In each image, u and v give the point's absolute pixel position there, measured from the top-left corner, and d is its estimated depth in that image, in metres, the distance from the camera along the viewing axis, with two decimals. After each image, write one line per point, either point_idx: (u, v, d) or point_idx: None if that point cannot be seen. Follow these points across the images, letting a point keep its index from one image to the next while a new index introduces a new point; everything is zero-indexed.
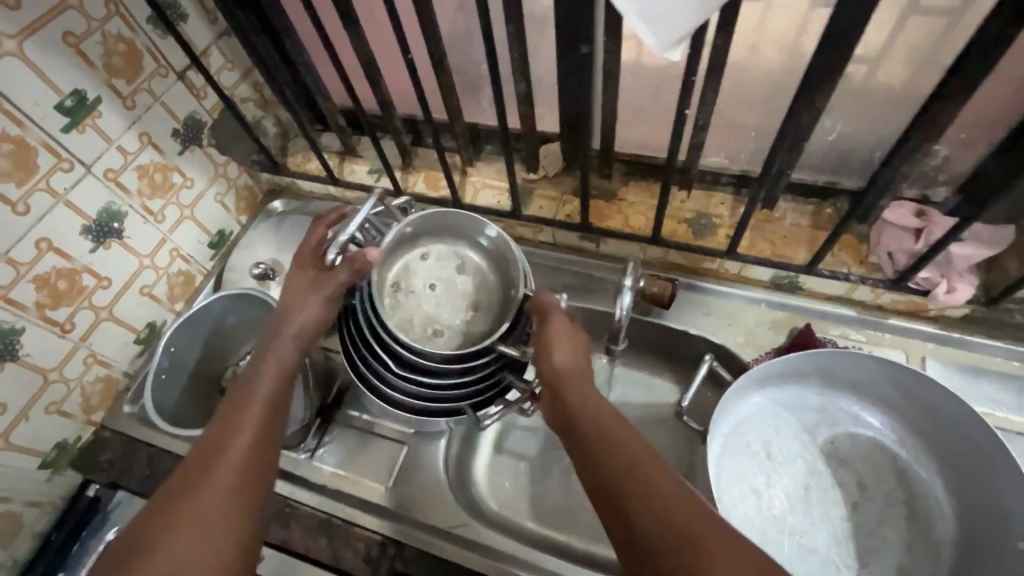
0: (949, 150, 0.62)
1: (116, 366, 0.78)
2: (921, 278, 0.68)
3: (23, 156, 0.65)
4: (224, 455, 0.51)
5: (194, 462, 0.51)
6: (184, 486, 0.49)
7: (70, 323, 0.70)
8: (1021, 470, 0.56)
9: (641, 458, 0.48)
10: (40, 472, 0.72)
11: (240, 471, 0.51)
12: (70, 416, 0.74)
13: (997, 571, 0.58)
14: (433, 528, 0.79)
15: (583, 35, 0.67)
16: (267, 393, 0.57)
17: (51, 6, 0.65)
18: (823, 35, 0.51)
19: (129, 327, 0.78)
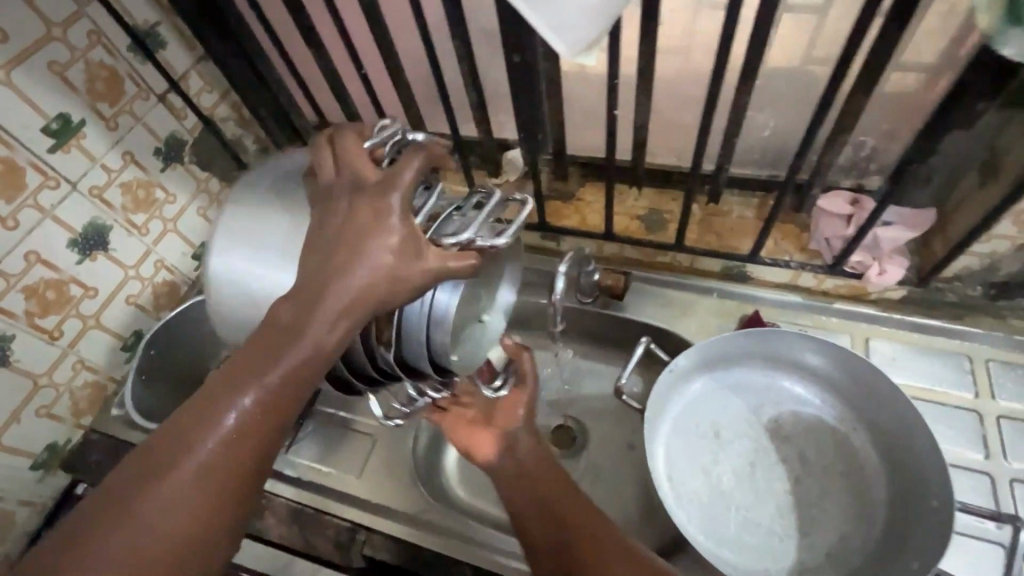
0: (875, 140, 0.73)
1: (103, 372, 0.88)
2: (855, 262, 0.77)
3: (12, 176, 0.71)
4: (209, 453, 0.42)
5: (171, 445, 0.42)
6: (155, 467, 0.42)
7: (58, 331, 0.80)
8: (936, 444, 0.60)
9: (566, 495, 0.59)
10: (32, 473, 0.82)
11: (222, 479, 0.43)
12: (59, 419, 0.84)
13: (919, 542, 0.60)
14: (401, 516, 0.75)
15: (520, 44, 0.67)
16: (279, 383, 0.44)
17: (37, 39, 0.70)
18: (725, 33, 0.59)
19: (115, 334, 0.88)
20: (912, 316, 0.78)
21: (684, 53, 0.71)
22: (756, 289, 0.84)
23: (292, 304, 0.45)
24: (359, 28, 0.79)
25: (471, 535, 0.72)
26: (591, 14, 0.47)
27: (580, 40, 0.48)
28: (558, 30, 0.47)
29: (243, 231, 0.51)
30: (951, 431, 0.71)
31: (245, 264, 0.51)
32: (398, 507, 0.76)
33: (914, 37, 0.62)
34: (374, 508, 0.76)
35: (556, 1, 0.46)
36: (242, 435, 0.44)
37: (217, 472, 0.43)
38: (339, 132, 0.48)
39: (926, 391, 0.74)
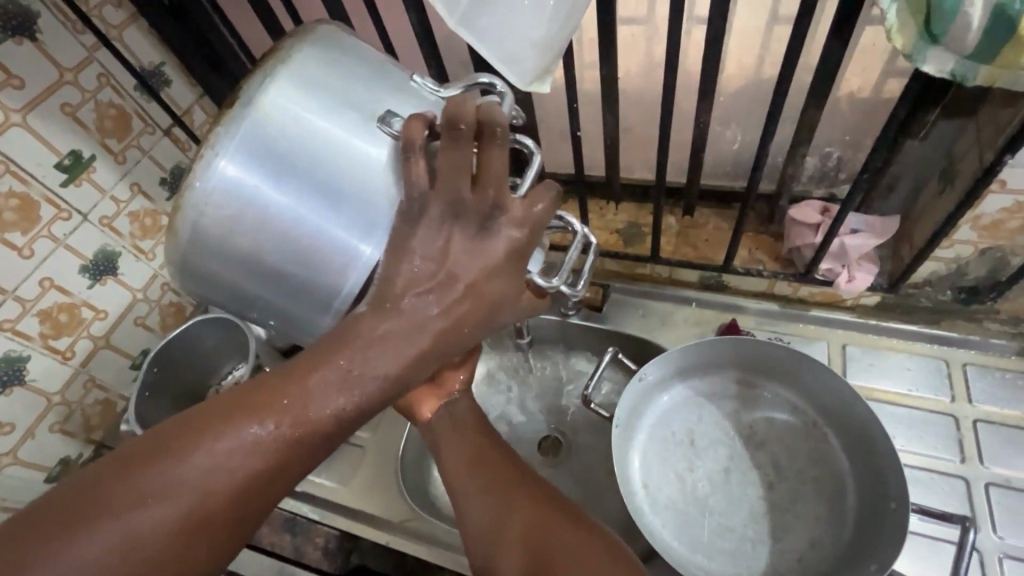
0: (839, 150, 0.76)
1: (113, 390, 0.93)
2: (826, 270, 0.78)
3: (27, 210, 0.77)
4: (235, 467, 0.43)
5: (198, 445, 0.43)
6: (177, 463, 0.42)
7: (70, 351, 0.86)
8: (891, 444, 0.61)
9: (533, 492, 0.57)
10: (47, 485, 0.88)
11: (243, 486, 0.43)
12: (71, 434, 0.89)
13: (880, 543, 0.61)
14: (386, 524, 0.78)
15: (489, 70, 0.71)
16: (321, 417, 0.45)
17: (50, 83, 0.77)
18: (676, 56, 0.62)
19: (124, 353, 0.94)
20: (889, 321, 0.79)
21: (649, 72, 0.76)
22: (734, 298, 0.86)
23: (362, 328, 0.46)
24: None
25: (450, 544, 0.75)
26: (540, 47, 0.51)
27: (533, 67, 0.52)
28: (511, 64, 0.52)
29: (288, 151, 0.44)
30: (928, 435, 0.71)
31: (279, 191, 0.44)
32: (385, 516, 0.79)
33: (862, 51, 0.65)
34: (362, 516, 0.80)
35: (505, 36, 0.50)
36: (275, 449, 0.44)
37: (241, 479, 0.43)
38: (495, 125, 0.45)
39: (903, 395, 0.74)
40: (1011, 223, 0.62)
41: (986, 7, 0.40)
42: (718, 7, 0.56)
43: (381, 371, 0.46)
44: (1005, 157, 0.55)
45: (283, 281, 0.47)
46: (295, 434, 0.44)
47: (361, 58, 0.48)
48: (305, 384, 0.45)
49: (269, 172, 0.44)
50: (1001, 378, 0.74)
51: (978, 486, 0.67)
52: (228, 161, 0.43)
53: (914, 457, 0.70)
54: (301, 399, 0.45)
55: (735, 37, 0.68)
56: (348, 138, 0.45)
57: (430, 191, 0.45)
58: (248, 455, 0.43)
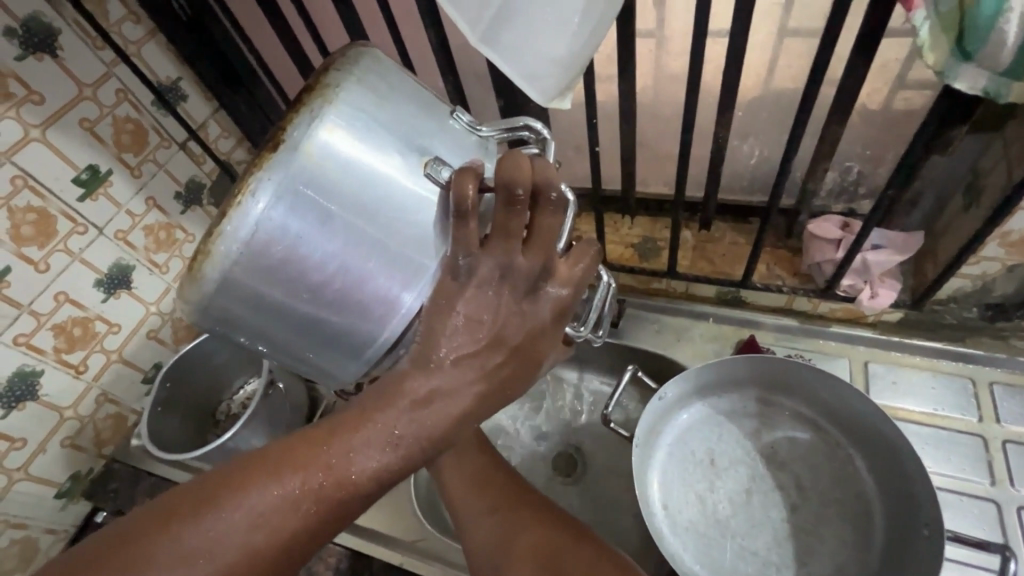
0: (860, 165, 0.75)
1: (124, 404, 0.92)
2: (847, 286, 0.77)
3: (44, 225, 0.78)
4: (272, 525, 0.42)
5: (235, 502, 0.41)
6: (213, 521, 0.41)
7: (83, 365, 0.86)
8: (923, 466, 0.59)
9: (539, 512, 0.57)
10: (57, 500, 0.87)
11: (282, 543, 0.42)
12: (82, 449, 0.88)
13: (913, 570, 0.59)
14: (399, 543, 0.77)
15: (506, 86, 0.71)
16: (359, 473, 0.43)
17: (70, 99, 0.78)
18: (696, 72, 0.62)
19: (136, 367, 0.93)
20: (913, 338, 0.77)
21: (666, 87, 0.75)
22: (752, 313, 0.84)
23: (407, 386, 0.45)
24: None
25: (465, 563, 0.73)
26: (562, 65, 0.51)
27: (555, 85, 0.52)
28: (533, 81, 0.52)
29: (334, 201, 0.42)
30: (957, 456, 0.70)
31: (322, 241, 0.43)
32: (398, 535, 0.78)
33: (884, 65, 0.64)
34: (374, 536, 0.78)
35: (528, 55, 0.50)
36: (315, 506, 0.43)
37: (281, 536, 0.42)
38: (552, 188, 0.44)
39: (929, 415, 0.72)
40: None
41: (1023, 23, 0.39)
42: (741, 23, 0.56)
43: (425, 428, 0.45)
44: None
45: (320, 329, 0.46)
46: (336, 492, 0.43)
47: (406, 95, 0.46)
48: (350, 439, 0.43)
49: (314, 220, 0.42)
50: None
51: (1010, 510, 0.66)
52: (270, 209, 0.41)
53: (941, 479, 0.68)
54: (343, 456, 0.43)
55: (754, 52, 0.68)
56: (392, 183, 0.44)
57: (481, 252, 0.44)
58: (287, 511, 0.42)
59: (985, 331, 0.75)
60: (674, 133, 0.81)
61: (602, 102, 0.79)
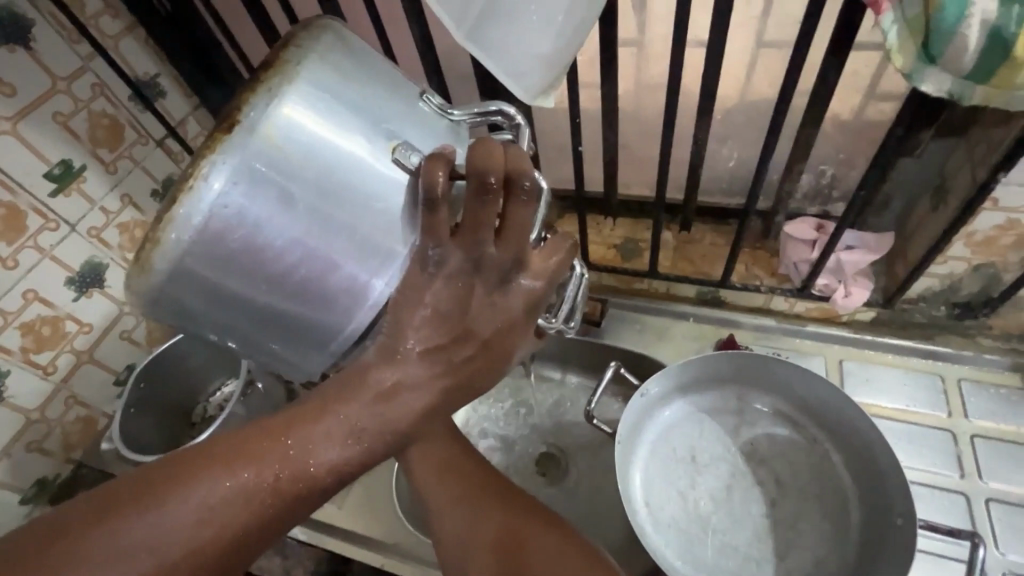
0: (833, 168, 0.78)
1: (95, 407, 0.90)
2: (822, 286, 0.79)
3: (14, 220, 0.75)
4: (221, 519, 0.39)
5: (181, 495, 0.39)
6: (156, 515, 0.38)
7: (52, 366, 0.83)
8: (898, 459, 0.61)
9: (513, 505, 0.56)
10: (22, 506, 0.84)
11: (233, 538, 0.40)
12: (50, 454, 0.85)
13: (887, 559, 0.60)
14: (381, 544, 0.76)
15: (490, 85, 0.71)
16: (317, 465, 0.42)
17: (43, 92, 0.76)
18: (676, 74, 0.63)
19: (108, 369, 0.90)
20: (884, 337, 0.79)
21: (647, 90, 0.77)
22: (731, 313, 0.86)
23: (371, 378, 0.43)
24: None
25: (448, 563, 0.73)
26: (546, 62, 0.51)
27: (538, 83, 0.53)
28: (518, 78, 0.52)
29: (297, 183, 0.37)
30: (928, 452, 0.71)
31: (284, 228, 0.37)
32: (380, 536, 0.77)
33: (857, 71, 0.66)
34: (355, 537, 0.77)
35: (512, 53, 0.50)
36: (269, 500, 0.41)
37: (231, 531, 0.40)
38: (525, 176, 0.40)
39: (901, 411, 0.74)
40: (1004, 240, 0.63)
41: (984, 29, 0.41)
42: (719, 27, 0.57)
43: (388, 419, 0.44)
44: (999, 176, 0.56)
45: (282, 325, 0.41)
46: (292, 484, 0.41)
47: (372, 67, 0.41)
48: (309, 431, 0.41)
49: (273, 207, 0.36)
50: (996, 394, 0.74)
51: (979, 503, 0.67)
52: (223, 192, 0.36)
53: (914, 475, 0.70)
54: (300, 448, 0.42)
55: (732, 57, 0.70)
56: (360, 165, 0.39)
57: (450, 242, 0.40)
58: (240, 505, 0.40)
59: (954, 330, 0.77)
60: (655, 136, 0.82)
61: (585, 104, 0.80)
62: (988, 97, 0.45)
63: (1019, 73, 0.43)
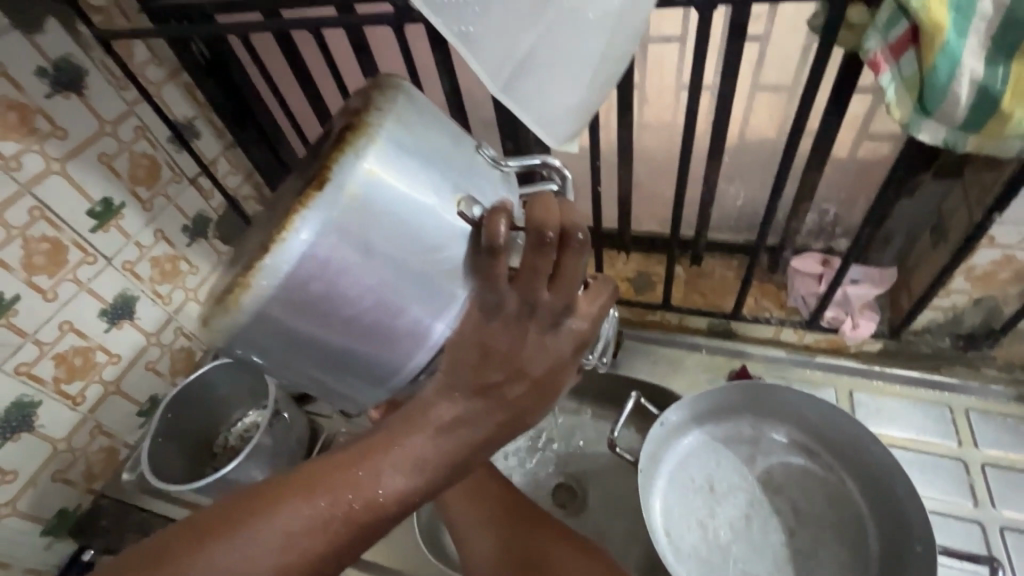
0: (835, 207, 0.82)
1: (118, 437, 0.91)
2: (831, 318, 0.83)
3: (56, 255, 0.79)
4: (299, 547, 0.41)
5: (262, 523, 0.41)
6: (241, 542, 0.41)
7: (80, 396, 0.85)
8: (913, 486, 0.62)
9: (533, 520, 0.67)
10: (42, 538, 0.84)
11: (309, 566, 0.42)
12: (72, 484, 0.86)
13: None
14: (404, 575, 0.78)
15: (513, 130, 0.76)
16: (387, 494, 0.43)
17: (91, 134, 0.81)
18: (689, 122, 0.68)
19: (132, 399, 0.92)
20: (892, 368, 0.81)
21: (659, 135, 0.82)
22: (743, 344, 0.88)
23: (433, 411, 0.45)
24: None
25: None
26: (573, 113, 0.56)
27: (565, 130, 0.57)
28: (548, 128, 0.56)
29: (375, 235, 0.40)
30: (942, 481, 0.73)
31: (360, 276, 0.41)
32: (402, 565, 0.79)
33: (856, 119, 0.72)
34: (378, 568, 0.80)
35: (544, 106, 0.54)
36: (343, 528, 0.43)
37: (308, 558, 0.42)
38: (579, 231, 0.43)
39: (911, 440, 0.76)
40: (1002, 275, 0.67)
41: (973, 86, 0.45)
42: (730, 80, 0.62)
43: (452, 450, 0.45)
44: (994, 216, 0.60)
45: (347, 361, 0.44)
46: (364, 514, 0.43)
47: (437, 125, 0.45)
48: (379, 462, 0.43)
49: (356, 257, 0.40)
50: (1004, 424, 0.77)
51: (994, 532, 0.69)
52: (311, 244, 0.39)
53: (929, 503, 0.72)
54: (372, 479, 0.43)
55: (738, 105, 0.75)
56: (430, 217, 0.42)
57: (509, 287, 0.43)
58: (315, 533, 0.42)
59: (958, 360, 0.80)
60: (667, 177, 0.87)
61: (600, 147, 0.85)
62: (979, 145, 0.49)
63: (1008, 124, 0.47)
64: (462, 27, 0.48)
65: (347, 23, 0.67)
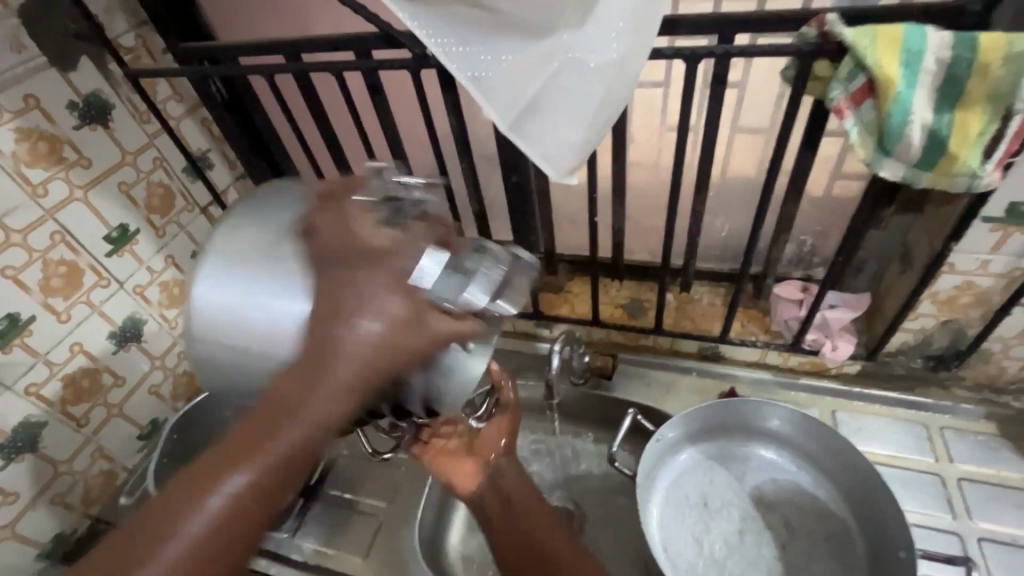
0: (812, 238, 0.89)
1: (118, 460, 0.91)
2: (811, 340, 0.87)
3: (72, 278, 0.81)
4: (214, 527, 0.42)
5: (173, 517, 0.42)
6: (157, 538, 0.41)
7: (85, 419, 0.86)
8: (893, 496, 0.66)
9: (551, 529, 0.65)
10: (37, 562, 0.84)
11: (235, 539, 0.42)
12: (70, 507, 0.86)
13: None
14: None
15: (515, 165, 0.82)
16: (286, 450, 0.43)
17: (113, 164, 0.85)
18: (676, 159, 0.75)
19: (134, 422, 0.93)
20: (872, 389, 0.87)
21: (650, 172, 0.88)
22: (732, 368, 0.93)
23: (319, 375, 0.43)
24: (379, 150, 0.96)
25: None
26: (575, 149, 0.60)
27: (567, 165, 0.61)
28: (549, 160, 0.61)
29: (215, 272, 0.50)
30: (922, 496, 0.77)
31: (223, 298, 0.50)
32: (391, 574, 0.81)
33: (828, 158, 0.79)
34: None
35: (546, 140, 0.59)
36: (253, 495, 0.43)
37: (231, 523, 0.42)
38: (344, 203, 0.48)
39: (892, 457, 0.81)
40: (963, 299, 0.73)
41: (924, 129, 0.52)
42: (713, 122, 0.69)
43: (330, 384, 0.43)
44: (952, 244, 0.66)
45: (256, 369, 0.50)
46: (265, 467, 0.43)
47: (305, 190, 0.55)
48: (273, 432, 0.43)
49: (211, 286, 0.50)
50: (975, 442, 0.81)
51: (971, 544, 0.73)
52: (207, 289, 0.50)
53: (911, 517, 0.75)
54: (263, 436, 0.43)
55: (722, 145, 0.82)
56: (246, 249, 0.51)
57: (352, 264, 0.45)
58: (230, 511, 0.42)
59: (930, 382, 0.85)
60: (658, 210, 0.93)
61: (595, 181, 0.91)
62: (933, 182, 0.56)
63: (957, 164, 0.53)
64: (472, 72, 0.56)
65: (366, 67, 0.73)
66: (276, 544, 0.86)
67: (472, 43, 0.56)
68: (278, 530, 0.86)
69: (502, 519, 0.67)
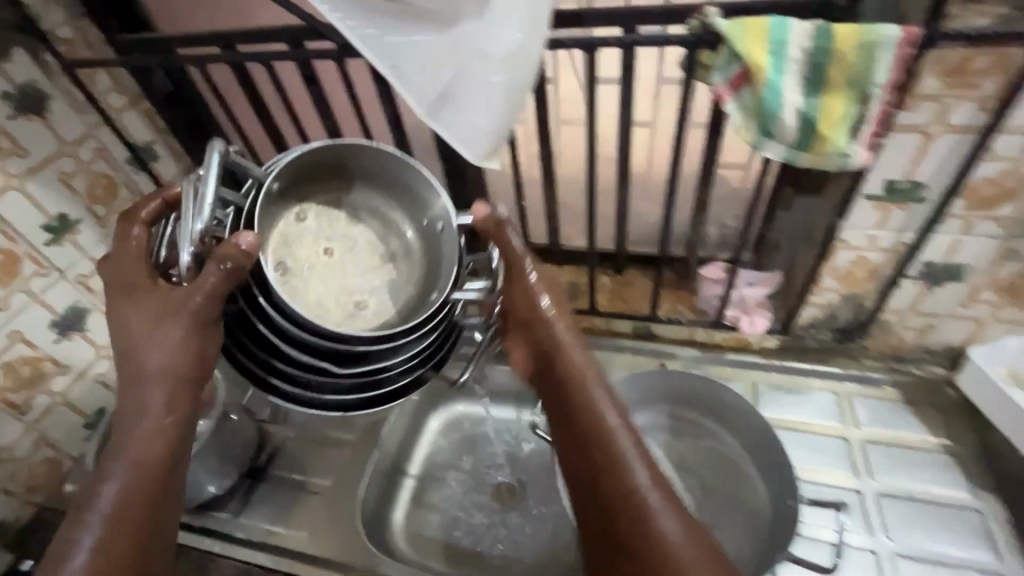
0: (732, 222, 0.95)
1: (63, 449, 0.92)
2: (731, 317, 0.94)
3: (10, 265, 0.82)
4: (111, 526, 0.53)
5: (75, 524, 0.53)
6: (68, 540, 0.52)
7: (26, 406, 0.87)
8: (783, 451, 0.72)
9: (616, 457, 0.54)
10: None
11: (130, 536, 0.53)
12: (12, 494, 0.87)
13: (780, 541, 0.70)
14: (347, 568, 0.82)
15: (449, 152, 0.86)
16: (130, 462, 0.53)
17: (51, 154, 0.86)
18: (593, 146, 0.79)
19: (80, 411, 0.94)
20: (786, 361, 0.93)
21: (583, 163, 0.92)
22: (663, 345, 0.97)
23: (140, 409, 0.53)
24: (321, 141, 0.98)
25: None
26: (490, 134, 0.64)
27: (485, 149, 0.65)
28: (470, 145, 0.64)
29: None
30: (827, 455, 0.83)
31: None
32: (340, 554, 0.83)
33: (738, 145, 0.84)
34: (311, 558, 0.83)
35: (466, 126, 0.63)
36: (137, 501, 0.53)
37: (125, 528, 0.53)
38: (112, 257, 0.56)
39: (805, 423, 0.87)
40: (861, 275, 0.79)
41: (794, 112, 0.57)
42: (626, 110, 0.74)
43: (162, 408, 0.53)
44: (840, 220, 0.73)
45: None
46: (139, 479, 0.53)
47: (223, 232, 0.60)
48: (123, 456, 0.53)
49: None
50: (883, 407, 0.88)
51: (867, 495, 0.79)
52: None
53: (815, 474, 0.82)
54: (115, 460, 0.53)
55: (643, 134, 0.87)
56: None
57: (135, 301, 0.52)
58: (120, 515, 0.53)
59: (837, 361, 0.92)
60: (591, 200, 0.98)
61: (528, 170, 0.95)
62: (811, 161, 0.60)
63: (828, 144, 0.59)
64: (391, 63, 0.60)
65: (297, 59, 0.76)
66: (227, 526, 0.87)
67: (389, 34, 0.59)
68: (224, 510, 0.88)
69: (564, 408, 0.57)
